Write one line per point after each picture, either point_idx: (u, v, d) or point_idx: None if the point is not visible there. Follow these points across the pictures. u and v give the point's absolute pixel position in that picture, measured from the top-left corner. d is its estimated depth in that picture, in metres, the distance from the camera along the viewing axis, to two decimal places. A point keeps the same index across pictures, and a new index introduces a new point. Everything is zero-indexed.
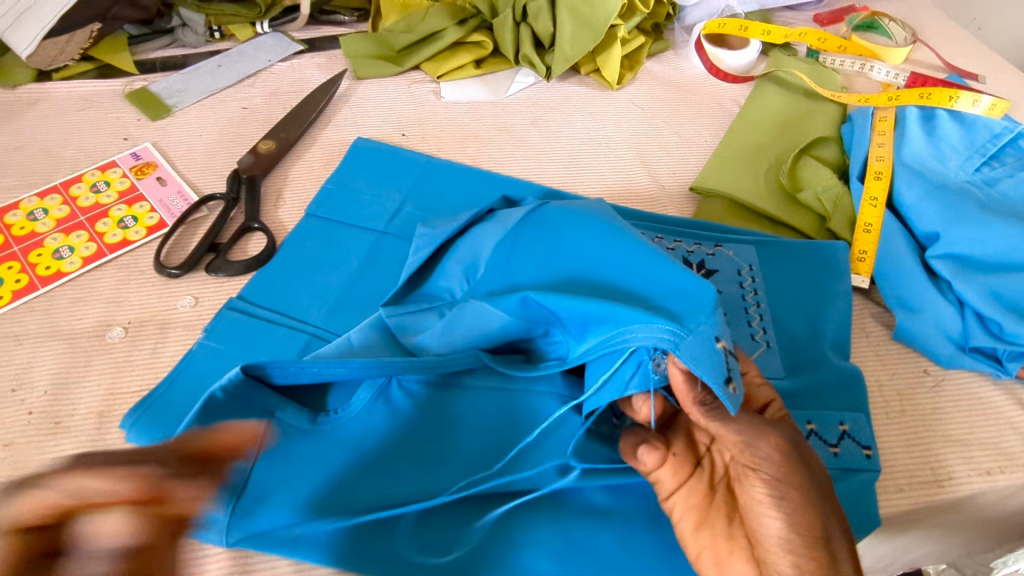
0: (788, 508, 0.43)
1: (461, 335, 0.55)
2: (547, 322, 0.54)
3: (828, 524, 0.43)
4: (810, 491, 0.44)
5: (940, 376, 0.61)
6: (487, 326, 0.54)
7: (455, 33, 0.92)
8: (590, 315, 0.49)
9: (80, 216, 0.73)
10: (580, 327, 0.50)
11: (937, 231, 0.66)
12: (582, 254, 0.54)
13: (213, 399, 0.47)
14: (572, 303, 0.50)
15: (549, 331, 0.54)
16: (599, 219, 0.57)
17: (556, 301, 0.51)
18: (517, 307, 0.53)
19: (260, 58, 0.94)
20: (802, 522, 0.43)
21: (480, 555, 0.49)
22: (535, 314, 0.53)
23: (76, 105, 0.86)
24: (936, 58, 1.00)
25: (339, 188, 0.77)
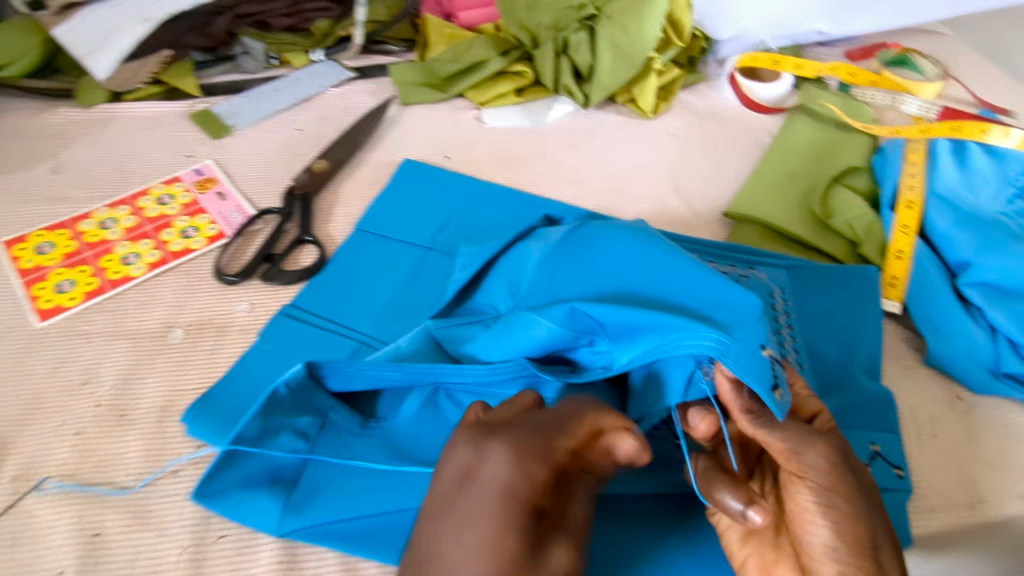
0: (834, 520, 0.45)
1: (507, 343, 0.55)
2: (593, 332, 0.53)
3: (876, 532, 0.45)
4: (858, 501, 0.46)
5: (973, 402, 0.62)
6: (534, 337, 0.54)
7: (499, 62, 0.96)
8: (638, 324, 0.51)
9: (147, 226, 0.78)
10: (626, 335, 0.52)
11: (969, 259, 0.68)
12: (622, 266, 0.56)
13: (277, 393, 0.55)
14: (620, 313, 0.51)
15: (594, 341, 0.54)
16: (639, 234, 0.58)
17: (605, 312, 0.52)
18: (565, 316, 0.53)
19: (314, 84, 0.99)
20: (849, 532, 0.45)
21: None
22: (581, 323, 0.53)
23: (144, 124, 0.92)
24: (968, 93, 1.02)
25: (386, 205, 0.81)
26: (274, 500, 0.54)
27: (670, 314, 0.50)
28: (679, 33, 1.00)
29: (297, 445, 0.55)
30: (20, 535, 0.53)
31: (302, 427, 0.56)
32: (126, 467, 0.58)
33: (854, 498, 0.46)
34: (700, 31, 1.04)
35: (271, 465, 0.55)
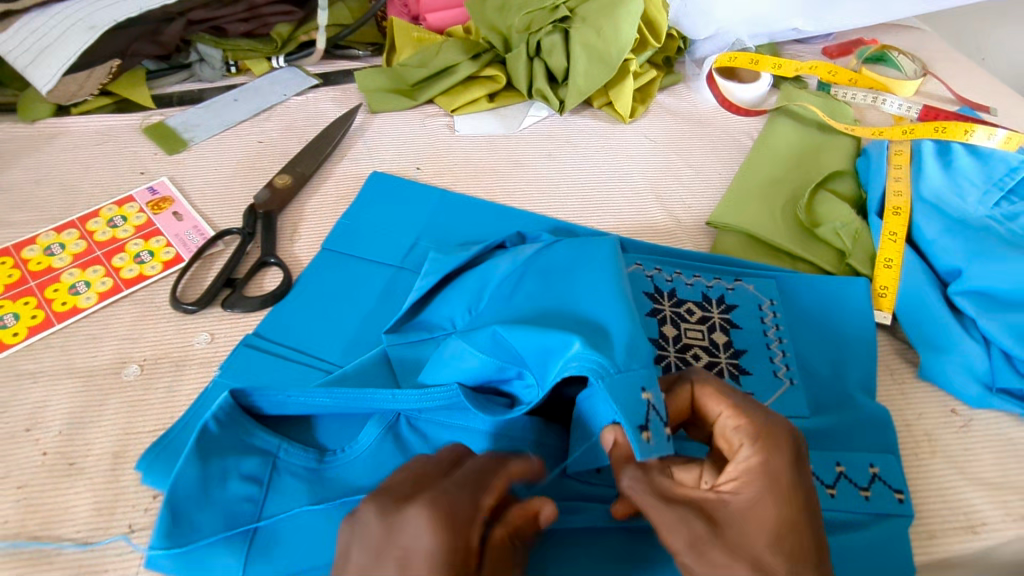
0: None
1: (439, 370, 0.54)
2: (519, 364, 0.51)
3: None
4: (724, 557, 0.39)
5: (968, 416, 0.60)
6: (463, 368, 0.52)
7: (469, 67, 0.93)
8: (546, 351, 0.48)
9: (97, 251, 0.73)
10: (539, 364, 0.49)
11: (959, 268, 0.66)
12: (563, 289, 0.54)
13: (207, 430, 0.51)
14: (534, 338, 0.49)
15: (522, 374, 0.51)
16: (605, 258, 0.57)
17: (520, 339, 0.50)
18: (490, 343, 0.52)
19: (276, 93, 0.95)
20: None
21: None
22: (507, 352, 0.51)
23: (94, 139, 0.87)
24: (947, 90, 1.01)
25: (355, 222, 0.77)
26: (234, 554, 0.50)
27: (571, 337, 0.47)
28: (654, 32, 0.96)
29: (250, 490, 0.52)
30: None
31: (248, 469, 0.52)
32: (76, 522, 0.53)
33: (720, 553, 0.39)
34: (676, 30, 1.01)
35: (224, 512, 0.50)
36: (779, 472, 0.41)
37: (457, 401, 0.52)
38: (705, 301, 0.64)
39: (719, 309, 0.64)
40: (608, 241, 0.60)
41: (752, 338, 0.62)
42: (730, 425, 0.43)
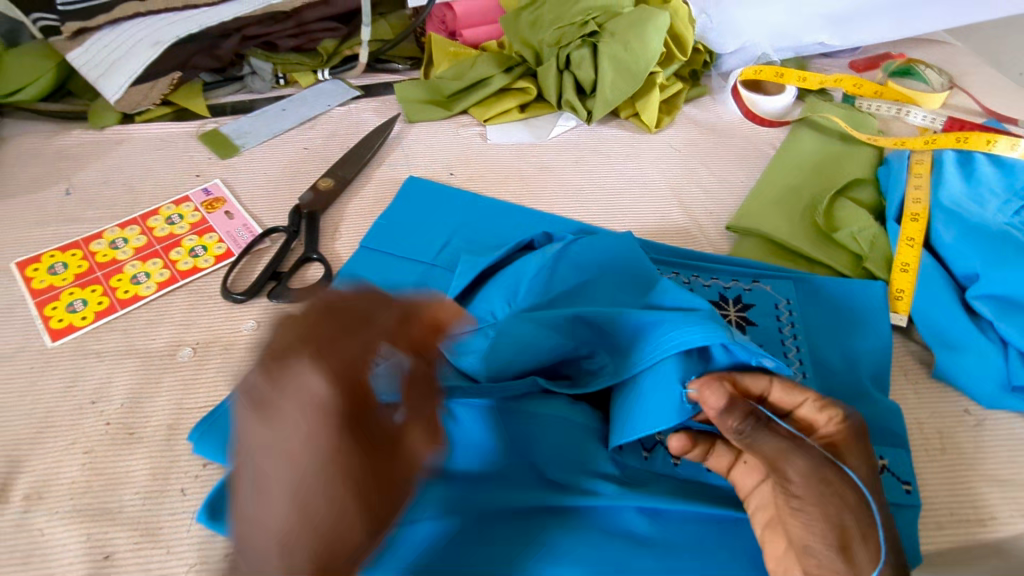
0: (812, 516, 0.45)
1: (510, 355, 0.58)
2: (594, 344, 0.59)
3: (853, 532, 0.44)
4: (841, 498, 0.45)
5: (981, 416, 0.62)
6: (536, 349, 0.57)
7: (502, 80, 0.98)
8: (631, 327, 0.56)
9: (156, 245, 0.80)
10: (619, 343, 0.57)
11: (977, 272, 0.68)
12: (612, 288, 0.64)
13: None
14: (614, 319, 0.57)
15: (594, 353, 0.59)
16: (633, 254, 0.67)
17: (603, 322, 0.57)
18: (564, 326, 0.57)
19: (321, 103, 1.01)
20: (824, 531, 0.44)
21: (512, 556, 0.50)
22: (580, 334, 0.58)
23: (155, 145, 0.94)
24: (974, 103, 1.02)
25: (392, 223, 0.82)
26: None
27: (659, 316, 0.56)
28: (681, 47, 1.00)
29: None
30: (30, 553, 0.54)
31: None
32: (134, 484, 0.59)
33: (836, 485, 0.46)
34: (703, 44, 1.04)
35: None
36: (864, 449, 0.50)
37: (528, 391, 0.57)
38: (721, 301, 0.68)
39: (736, 308, 0.67)
40: (624, 235, 0.69)
41: (767, 334, 0.64)
42: (815, 409, 0.51)
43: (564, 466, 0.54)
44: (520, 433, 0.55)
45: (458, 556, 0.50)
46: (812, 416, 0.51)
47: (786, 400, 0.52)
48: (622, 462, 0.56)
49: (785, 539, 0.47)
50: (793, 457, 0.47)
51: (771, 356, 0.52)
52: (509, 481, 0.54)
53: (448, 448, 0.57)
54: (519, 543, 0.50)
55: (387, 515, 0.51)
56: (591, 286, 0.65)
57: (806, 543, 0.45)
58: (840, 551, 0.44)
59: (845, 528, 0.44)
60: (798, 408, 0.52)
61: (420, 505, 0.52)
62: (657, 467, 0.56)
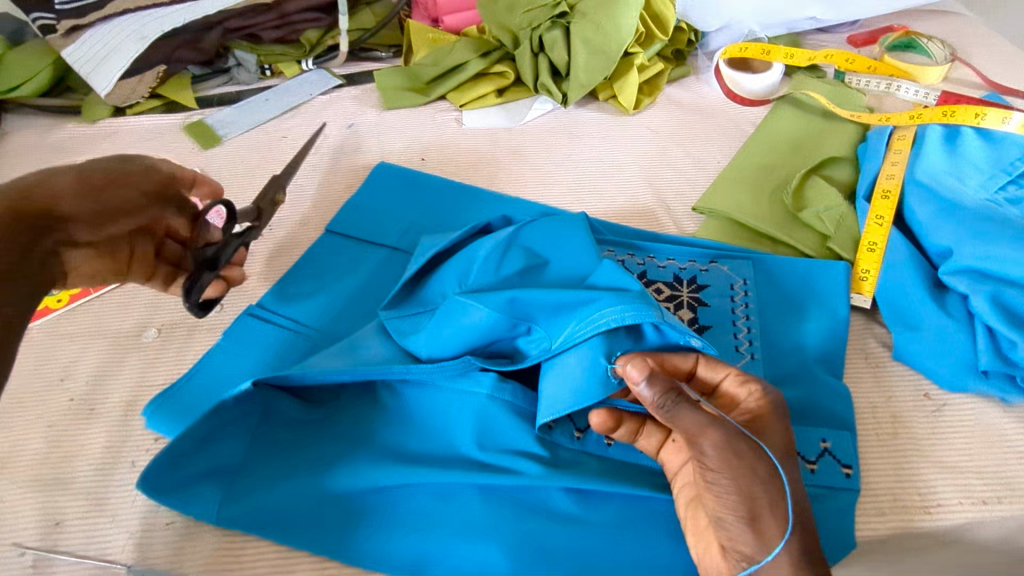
0: (724, 489, 0.43)
1: (449, 332, 0.56)
2: (528, 318, 0.55)
3: (762, 504, 0.43)
4: (754, 469, 0.43)
5: (942, 400, 0.59)
6: (473, 326, 0.55)
7: (478, 65, 0.97)
8: (569, 304, 0.53)
9: None
10: (552, 319, 0.54)
11: (948, 248, 0.64)
12: (562, 269, 0.63)
13: (223, 403, 0.55)
14: (549, 295, 0.54)
15: (531, 329, 0.55)
16: (584, 235, 0.66)
17: (540, 299, 0.54)
18: (501, 303, 0.54)
19: (303, 92, 1.03)
20: (735, 504, 0.43)
21: (437, 529, 0.52)
22: (516, 310, 0.55)
23: (142, 136, 0.97)
24: (977, 75, 0.97)
25: (360, 207, 0.83)
26: (215, 492, 0.54)
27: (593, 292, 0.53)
28: (661, 27, 0.98)
29: (238, 435, 0.56)
30: None
31: (245, 423, 0.56)
32: (89, 457, 0.61)
33: (748, 457, 0.43)
34: (685, 22, 1.01)
35: (212, 461, 0.55)
36: (786, 423, 0.47)
37: (464, 369, 0.55)
38: (675, 282, 0.66)
39: (689, 288, 0.65)
40: (576, 216, 0.68)
41: (718, 315, 0.62)
42: (735, 383, 0.49)
43: (497, 445, 0.55)
44: (457, 414, 0.56)
45: (394, 531, 0.52)
46: (733, 391, 0.49)
47: (708, 377, 0.51)
48: (550, 440, 0.55)
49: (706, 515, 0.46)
50: (709, 429, 0.44)
51: (699, 336, 0.49)
52: (442, 458, 0.55)
53: (387, 425, 0.57)
54: (446, 521, 0.52)
55: (325, 489, 0.54)
56: (539, 271, 0.64)
57: (718, 516, 0.44)
58: (749, 523, 0.42)
59: (755, 500, 0.42)
60: (721, 383, 0.50)
61: (357, 480, 0.53)
62: (588, 447, 0.55)
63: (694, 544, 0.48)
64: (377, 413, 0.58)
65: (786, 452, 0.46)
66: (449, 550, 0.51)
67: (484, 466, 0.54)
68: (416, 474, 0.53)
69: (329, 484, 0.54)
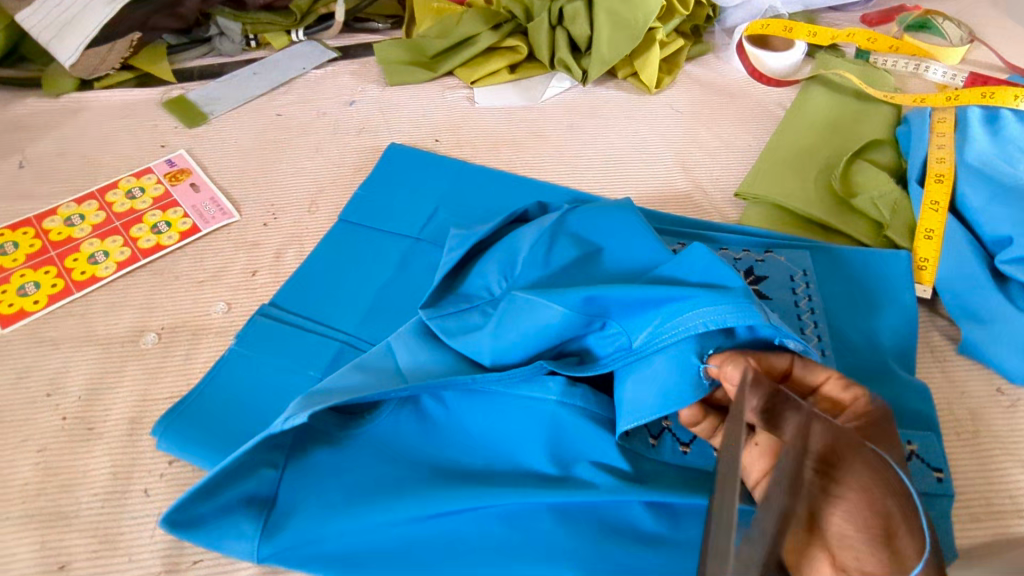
0: (855, 502, 0.38)
1: (515, 332, 0.51)
2: (604, 315, 0.50)
3: (898, 521, 0.39)
4: (882, 480, 0.39)
5: (1015, 396, 0.57)
6: (542, 325, 0.50)
7: (490, 37, 0.90)
8: (652, 301, 0.49)
9: (116, 222, 0.73)
10: (632, 317, 0.50)
11: (1009, 235, 0.61)
12: (622, 259, 0.58)
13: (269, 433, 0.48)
14: (630, 291, 0.49)
15: (606, 326, 0.51)
16: (638, 221, 0.60)
17: (619, 295, 0.50)
18: (576, 300, 0.50)
19: (295, 66, 0.93)
20: (868, 520, 0.38)
21: (510, 557, 0.46)
22: (593, 307, 0.50)
23: (115, 113, 0.87)
24: (995, 57, 0.95)
25: (374, 194, 0.75)
26: (252, 523, 0.48)
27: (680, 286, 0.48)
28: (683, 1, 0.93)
29: (274, 458, 0.50)
30: None
31: (279, 441, 0.50)
32: (93, 484, 0.54)
33: (877, 470, 0.40)
34: None
35: (248, 489, 0.49)
36: (894, 433, 0.45)
37: (532, 374, 0.51)
38: None
39: (748, 281, 0.61)
40: (625, 202, 0.62)
41: (782, 308, 0.58)
42: (839, 388, 0.46)
43: (567, 459, 0.50)
44: (518, 426, 0.51)
45: (457, 562, 0.46)
46: (836, 396, 0.46)
47: (808, 378, 0.47)
48: (627, 448, 0.50)
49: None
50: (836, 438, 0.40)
51: (799, 338, 0.46)
52: (506, 478, 0.49)
53: (437, 441, 0.52)
54: (518, 547, 0.47)
55: (379, 517, 0.48)
56: (596, 261, 0.58)
57: (844, 533, 0.38)
58: (886, 541, 0.38)
59: (890, 516, 0.38)
60: (822, 386, 0.47)
61: (416, 505, 0.48)
62: (662, 456, 0.50)
63: None
64: (424, 426, 0.52)
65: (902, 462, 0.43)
66: None
67: (556, 481, 0.49)
68: (482, 495, 0.48)
69: (384, 513, 0.48)
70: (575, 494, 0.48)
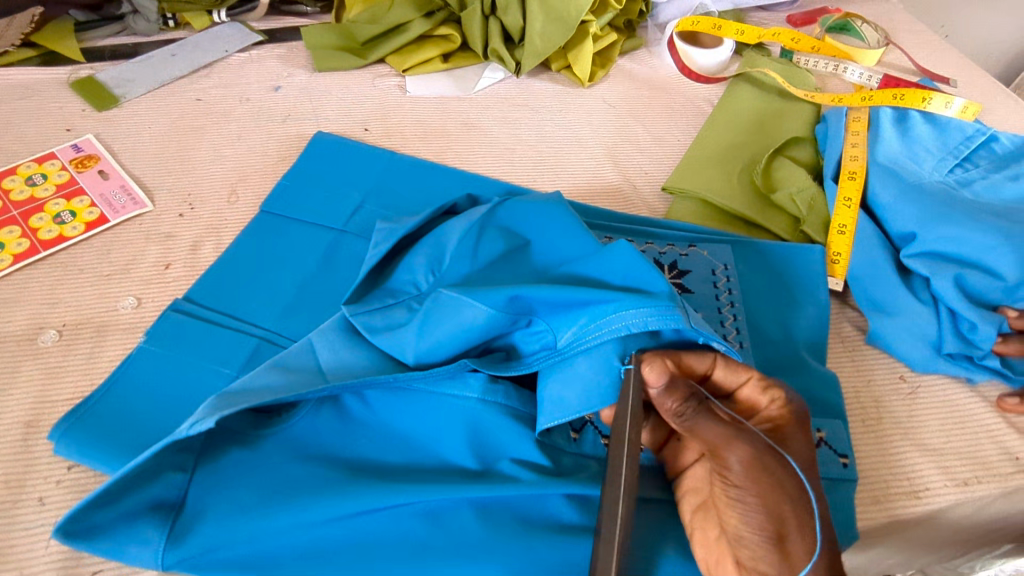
0: (751, 506, 0.40)
1: (440, 332, 0.50)
2: (530, 313, 0.50)
3: (791, 525, 0.40)
4: (782, 484, 0.40)
5: (916, 382, 0.60)
6: (467, 325, 0.49)
7: (422, 26, 0.88)
8: (577, 300, 0.49)
9: (13, 211, 0.68)
10: (557, 316, 0.50)
11: (913, 231, 0.64)
12: (551, 253, 0.57)
13: (177, 437, 0.45)
14: (556, 292, 0.49)
15: (532, 323, 0.50)
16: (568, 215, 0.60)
17: (543, 293, 0.49)
18: (502, 301, 0.49)
19: (217, 48, 0.89)
20: (761, 522, 0.40)
21: (430, 556, 0.45)
22: (518, 306, 0.50)
23: (14, 93, 0.81)
24: (908, 60, 1.00)
25: (298, 184, 0.73)
26: (157, 529, 0.45)
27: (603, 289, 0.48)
28: None
29: (183, 458, 0.48)
30: None
31: (189, 441, 0.48)
32: None
33: (777, 474, 0.40)
34: None
35: (152, 493, 0.46)
36: (805, 435, 0.46)
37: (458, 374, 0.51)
38: (657, 266, 0.63)
39: (671, 275, 0.62)
40: (552, 195, 0.62)
41: (704, 302, 0.60)
42: (757, 390, 0.48)
43: (489, 455, 0.50)
44: (440, 421, 0.51)
45: (376, 562, 0.45)
46: (753, 398, 0.48)
47: (725, 382, 0.48)
48: (548, 444, 0.51)
49: (718, 525, 0.43)
50: (736, 442, 0.41)
51: (721, 339, 0.47)
52: (428, 476, 0.48)
53: (356, 440, 0.50)
54: (437, 544, 0.46)
55: (294, 520, 0.46)
56: (523, 255, 0.58)
57: (740, 534, 0.41)
58: (776, 543, 0.40)
59: (783, 521, 0.40)
60: (741, 388, 0.48)
61: (334, 504, 0.46)
62: (584, 450, 0.51)
63: (702, 555, 0.44)
64: (346, 425, 0.51)
65: (809, 465, 0.44)
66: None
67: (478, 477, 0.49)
68: (404, 493, 0.47)
69: (300, 514, 0.46)
70: (496, 490, 0.47)
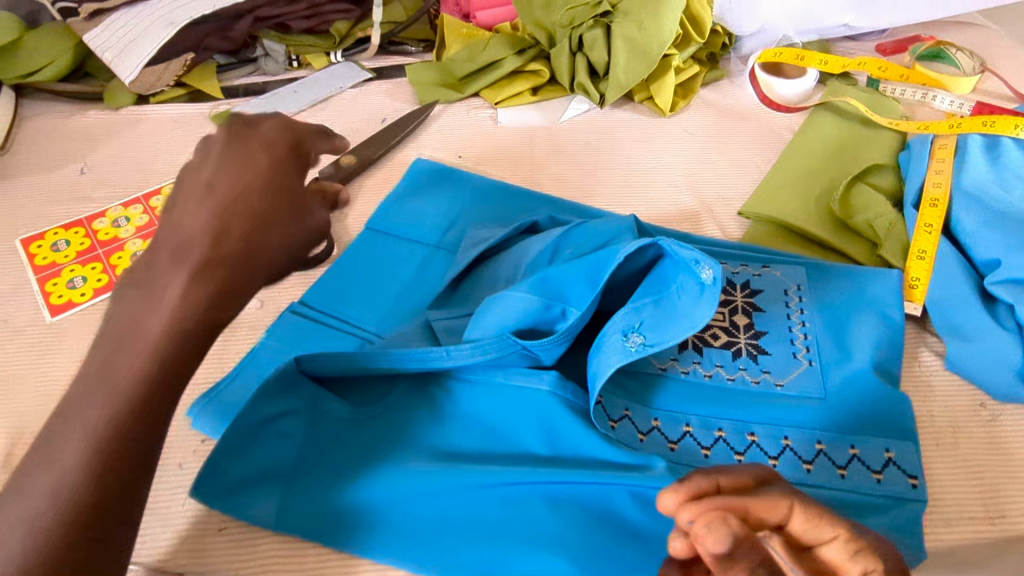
0: None
1: (491, 319, 0.56)
2: (563, 300, 0.56)
3: None
4: None
5: (997, 411, 0.59)
6: (510, 308, 0.56)
7: (514, 62, 0.96)
8: (591, 275, 0.56)
9: (159, 224, 0.80)
10: (581, 295, 0.56)
11: (997, 258, 0.64)
12: None
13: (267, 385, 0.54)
14: (573, 270, 0.56)
15: (566, 311, 0.56)
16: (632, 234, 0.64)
17: (563, 273, 0.56)
18: (534, 284, 0.56)
19: (333, 85, 1.01)
20: None
21: (504, 533, 0.50)
22: (550, 293, 0.56)
23: (167, 125, 0.95)
24: (1007, 88, 0.97)
25: (397, 204, 0.81)
26: (271, 491, 0.53)
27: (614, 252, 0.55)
28: (698, 29, 0.97)
29: (291, 429, 0.55)
30: None
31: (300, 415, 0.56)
32: None
33: None
34: (721, 25, 1.01)
35: (265, 460, 0.53)
36: None
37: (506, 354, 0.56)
38: (730, 285, 0.66)
39: (743, 293, 0.65)
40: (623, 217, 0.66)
41: (775, 321, 0.63)
42: (844, 552, 0.37)
43: (560, 448, 0.54)
44: (517, 415, 0.56)
45: (457, 535, 0.51)
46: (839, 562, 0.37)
47: (809, 535, 0.38)
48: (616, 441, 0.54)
49: None
50: None
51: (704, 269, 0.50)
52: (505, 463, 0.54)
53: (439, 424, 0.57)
54: (509, 524, 0.51)
55: (389, 491, 0.53)
56: None
57: None
58: None
59: None
60: (822, 546, 0.38)
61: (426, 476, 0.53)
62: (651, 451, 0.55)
63: None
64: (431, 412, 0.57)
65: None
66: (513, 552, 0.49)
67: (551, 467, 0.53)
68: (485, 475, 0.53)
69: (394, 486, 0.53)
70: (565, 480, 0.52)
